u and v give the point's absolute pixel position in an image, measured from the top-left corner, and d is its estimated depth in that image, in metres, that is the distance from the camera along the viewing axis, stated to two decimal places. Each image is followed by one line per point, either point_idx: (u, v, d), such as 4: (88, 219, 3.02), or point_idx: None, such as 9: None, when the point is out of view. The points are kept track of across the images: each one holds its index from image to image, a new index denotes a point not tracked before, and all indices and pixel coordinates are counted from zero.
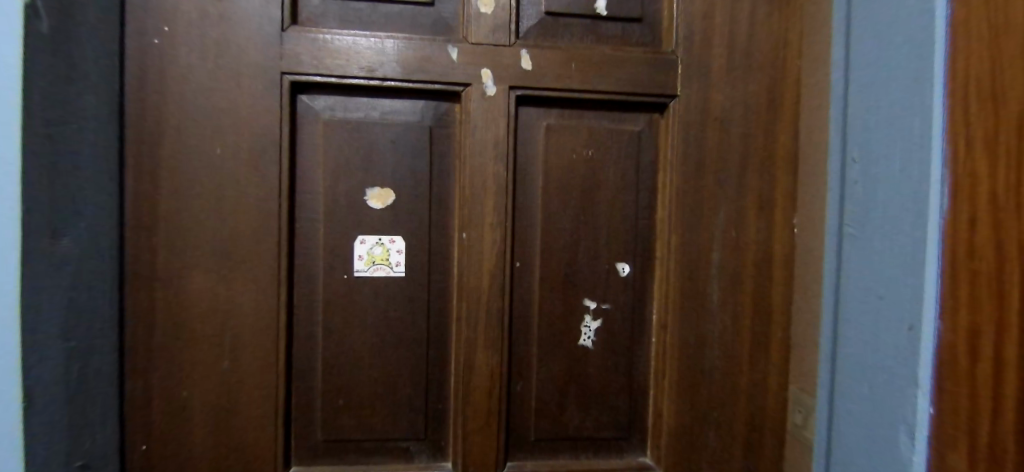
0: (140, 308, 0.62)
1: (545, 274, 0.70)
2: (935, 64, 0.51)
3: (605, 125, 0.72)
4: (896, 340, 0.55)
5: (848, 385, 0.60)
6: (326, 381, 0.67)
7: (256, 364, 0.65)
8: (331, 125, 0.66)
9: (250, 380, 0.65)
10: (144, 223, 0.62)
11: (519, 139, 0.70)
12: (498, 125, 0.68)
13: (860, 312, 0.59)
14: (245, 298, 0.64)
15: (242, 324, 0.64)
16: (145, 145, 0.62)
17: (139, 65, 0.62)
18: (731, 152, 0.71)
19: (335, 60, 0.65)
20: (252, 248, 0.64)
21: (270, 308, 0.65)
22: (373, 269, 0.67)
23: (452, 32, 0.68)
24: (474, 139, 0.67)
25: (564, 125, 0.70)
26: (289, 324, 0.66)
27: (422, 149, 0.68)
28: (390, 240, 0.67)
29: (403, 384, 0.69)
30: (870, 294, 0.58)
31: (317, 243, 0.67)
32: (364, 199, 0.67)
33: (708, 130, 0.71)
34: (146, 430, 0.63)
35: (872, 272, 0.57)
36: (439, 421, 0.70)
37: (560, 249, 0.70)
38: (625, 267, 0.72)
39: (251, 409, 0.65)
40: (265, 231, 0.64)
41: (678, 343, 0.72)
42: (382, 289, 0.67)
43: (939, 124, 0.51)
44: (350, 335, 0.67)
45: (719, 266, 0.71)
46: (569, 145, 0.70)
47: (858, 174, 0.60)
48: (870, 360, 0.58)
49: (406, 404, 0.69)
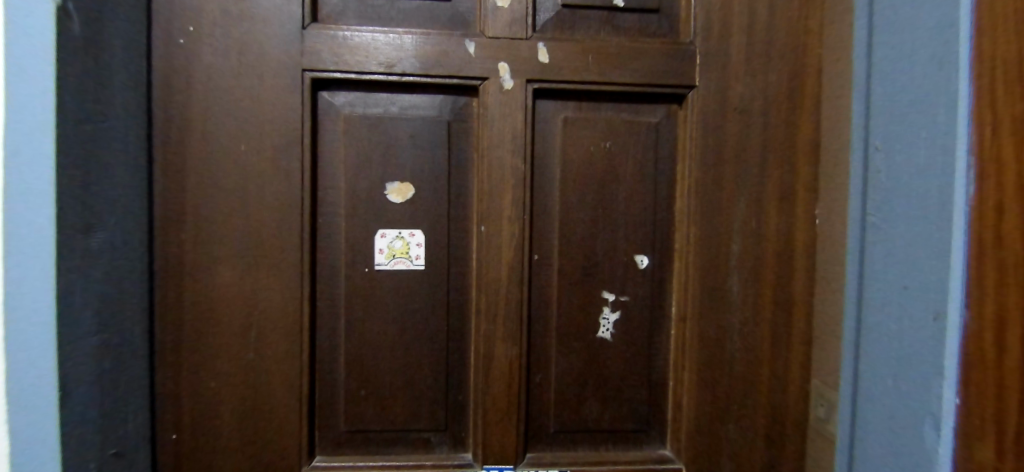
0: (168, 299, 0.64)
1: (563, 267, 0.70)
2: (961, 49, 0.50)
3: (623, 116, 0.71)
4: (921, 331, 0.54)
5: (873, 376, 0.60)
6: (347, 373, 0.68)
7: (279, 357, 0.66)
8: (352, 120, 0.67)
9: (275, 371, 0.66)
10: (170, 217, 0.64)
11: (537, 132, 0.70)
12: (516, 119, 0.68)
13: (884, 302, 0.58)
14: (270, 291, 0.66)
15: (266, 316, 0.66)
16: (173, 143, 0.64)
17: (165, 64, 0.64)
18: (750, 142, 0.70)
19: (354, 56, 0.66)
20: (276, 243, 0.65)
21: (294, 300, 0.66)
22: (393, 262, 0.68)
23: (470, 26, 0.68)
24: (492, 132, 0.68)
25: (581, 117, 0.71)
26: (312, 317, 0.67)
27: (440, 143, 0.68)
28: (410, 234, 0.68)
29: (424, 375, 0.69)
30: (894, 285, 0.57)
31: (338, 238, 0.68)
32: (384, 193, 0.68)
33: (726, 121, 0.70)
34: (176, 422, 0.65)
35: (896, 262, 0.57)
36: (460, 413, 0.71)
37: (578, 241, 0.70)
38: (644, 259, 0.72)
39: (276, 399, 0.66)
40: (288, 226, 0.66)
41: (697, 334, 0.71)
42: (403, 281, 0.68)
43: (966, 110, 0.50)
44: (371, 326, 0.68)
45: (738, 258, 0.70)
46: (587, 137, 0.70)
47: (881, 163, 0.59)
48: (894, 351, 0.57)
49: (426, 395, 0.70)
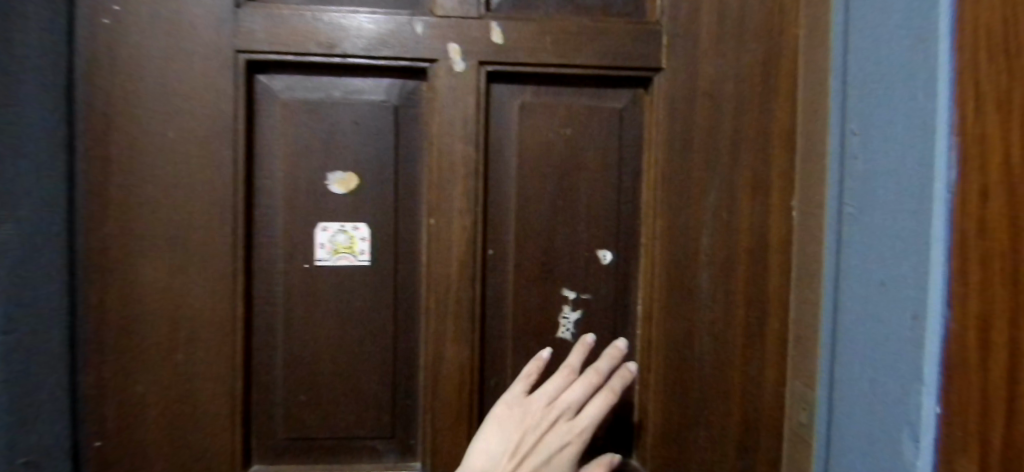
0: (91, 298, 0.60)
1: (520, 263, 0.66)
2: (941, 16, 0.45)
3: (586, 102, 0.67)
4: (900, 331, 0.49)
5: (853, 381, 0.55)
6: (286, 377, 0.64)
7: (211, 359, 0.62)
8: (290, 105, 0.63)
9: (207, 374, 0.62)
10: (93, 210, 0.60)
11: (491, 118, 0.65)
12: (467, 104, 0.63)
13: (865, 300, 0.54)
14: (201, 289, 0.61)
15: (197, 316, 0.61)
16: (96, 129, 0.59)
17: (89, 44, 0.59)
18: (721, 129, 0.65)
19: (293, 36, 0.62)
20: (208, 237, 0.61)
21: (227, 299, 0.61)
22: (337, 258, 0.63)
23: (419, 5, 0.64)
24: (443, 118, 0.63)
25: (539, 103, 0.66)
26: (248, 316, 0.63)
27: (387, 130, 0.64)
28: (355, 227, 0.63)
29: (370, 379, 0.65)
30: (873, 280, 0.52)
31: (278, 231, 0.63)
32: (326, 183, 0.63)
33: (696, 106, 0.66)
34: (100, 429, 0.61)
35: (875, 255, 0.52)
36: (409, 419, 0.66)
37: (536, 235, 0.66)
38: (607, 255, 0.67)
39: (208, 404, 0.62)
40: (221, 219, 0.61)
41: (665, 335, 0.66)
42: (347, 279, 0.64)
43: (947, 85, 0.45)
44: (312, 327, 0.64)
45: (708, 254, 0.66)
46: (546, 125, 0.66)
47: (859, 148, 0.55)
48: (873, 352, 0.52)
49: (372, 401, 0.65)
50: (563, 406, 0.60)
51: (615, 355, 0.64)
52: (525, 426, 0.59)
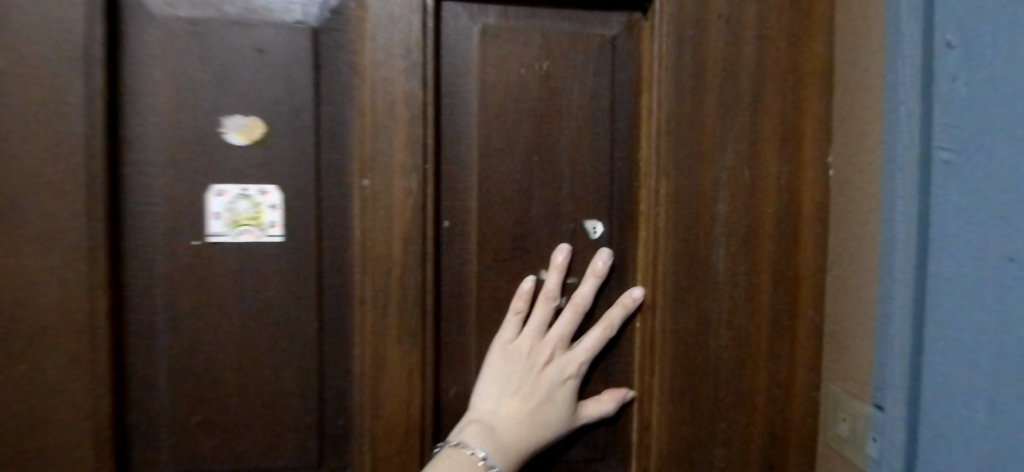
0: None
1: (484, 238, 0.50)
2: None
3: (568, 30, 0.51)
4: (1019, 330, 0.33)
5: (934, 392, 0.40)
6: (175, 392, 0.48)
7: (63, 375, 0.45)
8: (171, 28, 0.46)
9: (57, 396, 0.45)
10: None
11: (443, 47, 0.49)
12: (410, 25, 0.47)
13: (955, 282, 0.38)
14: (44, 278, 0.44)
15: (39, 316, 0.44)
16: None
17: None
18: (740, 63, 0.51)
19: None
20: (51, 206, 0.44)
21: (82, 292, 0.44)
22: (238, 233, 0.47)
23: None
24: (376, 44, 0.47)
25: (507, 29, 0.50)
26: (117, 314, 0.46)
27: (303, 62, 0.48)
28: (261, 192, 0.47)
29: (287, 391, 0.50)
30: (985, 255, 0.36)
31: (157, 197, 0.47)
32: (223, 133, 0.47)
33: (709, 32, 0.50)
34: None
35: (989, 217, 0.36)
36: (341, 441, 0.51)
37: (504, 202, 0.50)
38: (597, 227, 0.52)
39: (60, 435, 0.45)
40: (70, 181, 0.44)
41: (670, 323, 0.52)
42: (252, 260, 0.48)
43: None
44: (208, 325, 0.48)
45: (724, 225, 0.52)
46: (516, 56, 0.50)
47: (957, 64, 0.38)
48: (983, 359, 0.36)
49: (290, 420, 0.50)
50: (553, 340, 0.50)
51: (598, 273, 0.51)
52: (523, 365, 0.49)
